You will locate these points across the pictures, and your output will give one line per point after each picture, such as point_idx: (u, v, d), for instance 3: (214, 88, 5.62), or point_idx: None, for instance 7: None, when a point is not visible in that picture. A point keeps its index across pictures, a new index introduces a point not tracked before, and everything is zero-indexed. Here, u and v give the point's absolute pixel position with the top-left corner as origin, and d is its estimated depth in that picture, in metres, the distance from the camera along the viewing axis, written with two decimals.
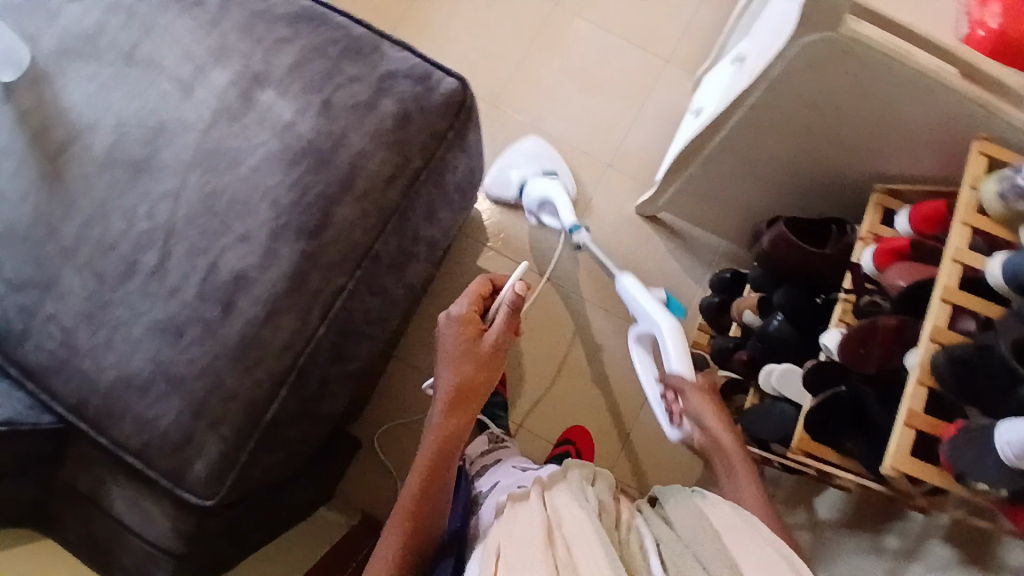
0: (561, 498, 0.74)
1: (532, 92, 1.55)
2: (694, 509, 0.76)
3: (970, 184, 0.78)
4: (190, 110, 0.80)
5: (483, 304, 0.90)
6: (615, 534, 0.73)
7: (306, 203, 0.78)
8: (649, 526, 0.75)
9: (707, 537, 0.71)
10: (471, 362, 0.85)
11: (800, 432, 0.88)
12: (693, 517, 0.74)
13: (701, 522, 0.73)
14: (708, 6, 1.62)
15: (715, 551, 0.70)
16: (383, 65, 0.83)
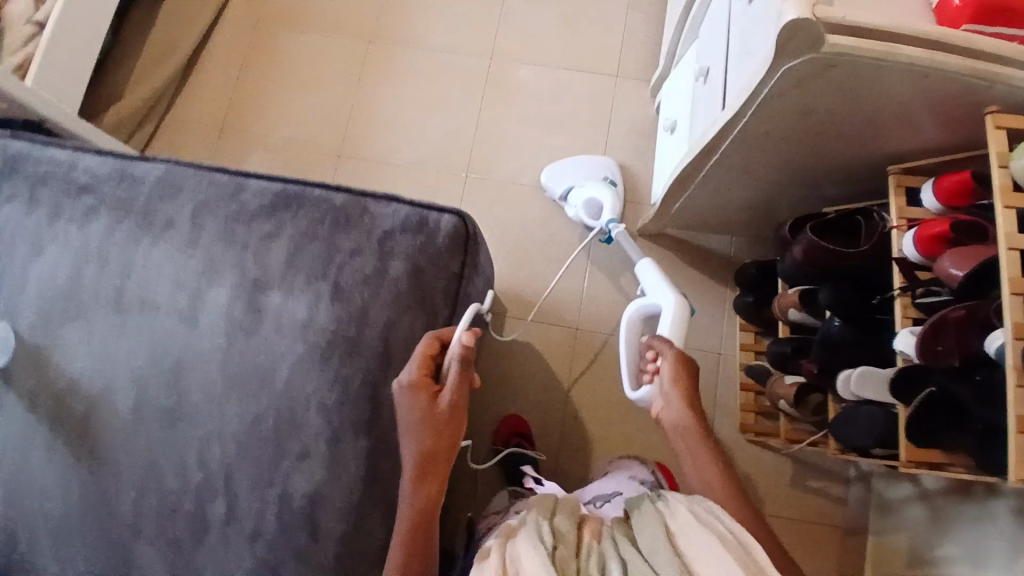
0: (522, 543, 0.76)
1: (499, 151, 1.54)
2: (655, 514, 0.78)
3: (998, 161, 0.74)
4: (200, 342, 0.77)
5: (434, 363, 0.74)
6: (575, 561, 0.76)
7: (352, 398, 0.74)
8: (615, 544, 0.77)
9: (659, 542, 0.74)
10: (428, 432, 0.70)
11: (904, 443, 0.87)
12: (653, 523, 0.77)
13: (659, 526, 0.76)
14: (640, 8, 1.59)
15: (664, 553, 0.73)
16: (377, 226, 0.79)
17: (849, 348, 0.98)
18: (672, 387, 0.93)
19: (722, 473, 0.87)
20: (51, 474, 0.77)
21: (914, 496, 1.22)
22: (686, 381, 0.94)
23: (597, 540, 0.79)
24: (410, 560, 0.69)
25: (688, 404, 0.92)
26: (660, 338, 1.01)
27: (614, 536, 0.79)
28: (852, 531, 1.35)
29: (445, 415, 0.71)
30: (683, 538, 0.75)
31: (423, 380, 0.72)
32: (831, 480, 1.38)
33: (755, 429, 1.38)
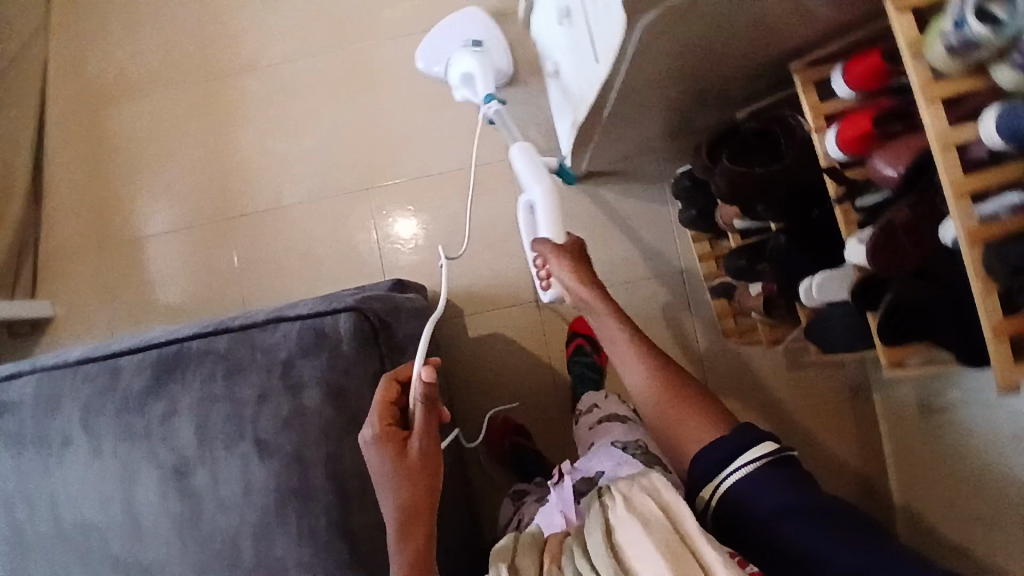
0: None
1: (392, 148, 1.42)
2: (598, 511, 0.69)
3: (911, 53, 0.66)
4: (151, 548, 0.72)
5: (396, 407, 0.69)
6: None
7: (325, 543, 0.71)
8: (570, 558, 0.68)
9: (598, 546, 0.66)
10: (404, 482, 0.66)
11: (881, 347, 0.85)
12: (594, 525, 0.68)
13: (598, 524, 0.68)
14: None
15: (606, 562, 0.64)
16: (274, 360, 0.72)
17: (802, 258, 0.93)
18: (565, 274, 0.96)
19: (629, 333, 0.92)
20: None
21: None
22: (578, 266, 0.98)
23: (555, 562, 0.70)
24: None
25: (589, 285, 0.95)
26: (545, 240, 1.01)
27: (569, 546, 0.70)
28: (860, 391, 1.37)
29: (419, 460, 0.67)
30: (626, 536, 0.66)
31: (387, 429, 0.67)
32: None
33: (738, 331, 1.34)
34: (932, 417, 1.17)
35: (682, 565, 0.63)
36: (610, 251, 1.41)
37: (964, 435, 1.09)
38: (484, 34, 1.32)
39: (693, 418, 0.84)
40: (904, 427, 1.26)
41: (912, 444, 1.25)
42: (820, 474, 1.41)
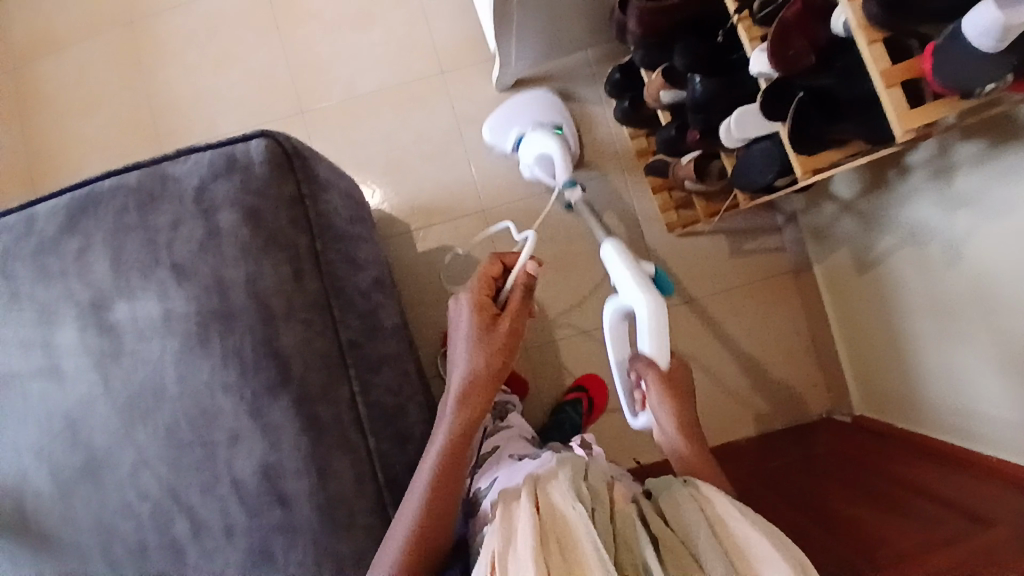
0: (557, 494, 0.69)
1: (320, 70, 1.42)
2: (693, 498, 0.70)
3: None
4: (76, 388, 0.73)
5: (494, 284, 0.76)
6: (610, 528, 0.68)
7: (251, 364, 0.70)
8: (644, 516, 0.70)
9: (699, 527, 0.66)
10: (483, 348, 0.72)
11: (795, 157, 0.87)
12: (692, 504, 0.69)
13: (698, 511, 0.68)
14: None
15: (712, 540, 0.64)
16: (185, 187, 0.71)
17: (719, 98, 0.95)
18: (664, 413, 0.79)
19: (681, 424, 0.81)
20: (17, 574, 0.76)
21: (837, 210, 1.24)
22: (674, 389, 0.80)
23: (628, 509, 0.71)
24: (446, 472, 0.71)
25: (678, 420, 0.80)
26: (646, 356, 0.80)
27: (645, 511, 0.71)
28: (802, 268, 1.39)
29: (503, 336, 0.72)
30: (735, 525, 0.66)
31: (484, 298, 0.74)
32: (766, 233, 1.41)
33: (680, 223, 1.37)
34: (869, 271, 1.20)
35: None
36: None
37: (898, 277, 1.12)
38: (550, 117, 1.35)
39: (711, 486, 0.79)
40: (844, 290, 1.29)
41: (853, 304, 1.27)
42: (777, 356, 1.41)
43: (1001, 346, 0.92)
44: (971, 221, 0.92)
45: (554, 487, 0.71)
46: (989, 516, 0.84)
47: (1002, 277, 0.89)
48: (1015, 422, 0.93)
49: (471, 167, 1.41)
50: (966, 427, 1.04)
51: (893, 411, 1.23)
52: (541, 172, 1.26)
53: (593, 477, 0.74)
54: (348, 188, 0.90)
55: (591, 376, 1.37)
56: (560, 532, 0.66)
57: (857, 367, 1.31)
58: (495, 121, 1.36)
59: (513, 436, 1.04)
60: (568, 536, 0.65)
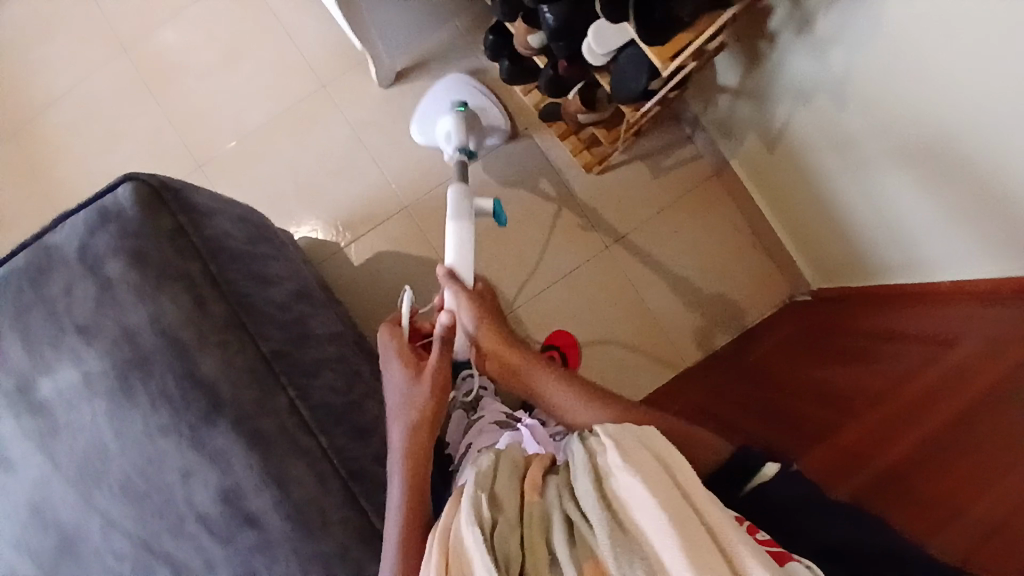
0: (460, 516, 0.64)
1: (211, 120, 1.42)
2: (586, 453, 0.65)
3: None
4: (24, 476, 0.74)
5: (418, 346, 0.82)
6: (518, 530, 0.62)
7: (180, 398, 0.70)
8: (554, 494, 0.65)
9: (588, 493, 0.61)
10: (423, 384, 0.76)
11: (652, 50, 0.88)
12: (581, 471, 0.64)
13: (587, 469, 0.64)
14: None
15: (601, 511, 0.59)
16: (67, 251, 0.72)
17: (574, 22, 0.98)
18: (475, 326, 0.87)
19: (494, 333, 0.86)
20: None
21: (732, 99, 1.26)
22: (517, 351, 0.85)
23: (537, 496, 0.66)
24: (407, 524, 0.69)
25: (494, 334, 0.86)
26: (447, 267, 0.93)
27: (557, 486, 0.66)
28: (723, 167, 1.41)
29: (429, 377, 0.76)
30: (617, 478, 0.62)
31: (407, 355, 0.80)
32: (679, 147, 1.43)
33: (596, 160, 1.37)
34: (779, 149, 1.22)
35: (687, 524, 0.57)
36: None
37: (805, 144, 1.14)
38: (471, 99, 1.36)
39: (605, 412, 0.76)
40: (765, 173, 1.31)
41: (777, 184, 1.29)
42: (726, 258, 1.43)
43: (916, 175, 0.95)
44: (844, 59, 0.95)
45: (459, 511, 0.66)
46: (950, 334, 0.86)
47: (899, 115, 0.91)
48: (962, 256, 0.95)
49: (381, 168, 1.41)
50: (911, 262, 1.07)
51: (844, 274, 1.26)
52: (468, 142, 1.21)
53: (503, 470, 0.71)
54: (241, 212, 0.91)
55: (559, 331, 1.36)
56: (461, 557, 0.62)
57: (800, 244, 1.33)
58: (420, 118, 1.37)
59: (486, 427, 1.06)
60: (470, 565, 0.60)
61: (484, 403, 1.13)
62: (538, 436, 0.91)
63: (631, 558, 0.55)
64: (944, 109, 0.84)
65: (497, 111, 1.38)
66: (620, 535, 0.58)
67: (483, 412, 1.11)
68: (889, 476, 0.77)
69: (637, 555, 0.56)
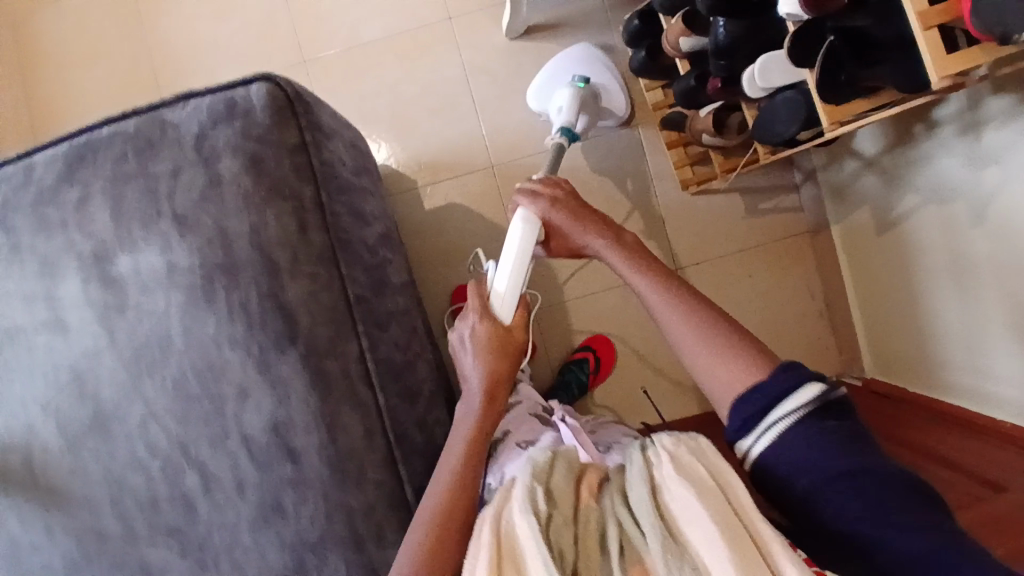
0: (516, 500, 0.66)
1: (324, 17, 1.35)
2: (642, 464, 0.66)
3: None
4: (81, 342, 0.73)
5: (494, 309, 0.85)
6: (574, 526, 0.64)
7: (257, 318, 0.68)
8: (607, 499, 0.66)
9: (643, 502, 0.63)
10: (488, 354, 0.80)
11: (822, 107, 0.82)
12: (638, 480, 0.65)
13: (643, 480, 0.64)
14: None
15: (655, 520, 0.61)
16: (185, 133, 0.70)
17: (743, 46, 0.91)
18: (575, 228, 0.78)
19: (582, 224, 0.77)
20: (38, 524, 0.78)
21: (858, 167, 1.20)
22: (621, 246, 0.74)
23: (592, 497, 0.67)
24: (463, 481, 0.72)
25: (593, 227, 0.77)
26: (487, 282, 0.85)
27: (610, 491, 0.67)
28: (819, 228, 1.35)
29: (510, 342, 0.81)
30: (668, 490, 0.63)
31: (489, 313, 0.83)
32: (783, 193, 1.38)
33: (695, 179, 1.32)
34: (887, 233, 1.17)
35: (744, 552, 0.57)
36: None
37: (915, 238, 1.10)
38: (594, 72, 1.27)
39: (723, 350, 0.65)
40: (863, 251, 1.26)
41: (870, 267, 1.25)
42: (789, 318, 1.39)
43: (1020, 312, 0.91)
44: (1000, 177, 0.89)
45: (513, 497, 0.67)
46: (1001, 477, 0.88)
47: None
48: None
49: (480, 120, 1.36)
50: (978, 390, 1.04)
51: (904, 376, 1.23)
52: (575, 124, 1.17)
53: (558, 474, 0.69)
54: (352, 137, 0.87)
55: (598, 335, 1.36)
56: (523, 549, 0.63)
57: (869, 329, 1.30)
58: (540, 85, 1.27)
59: (523, 416, 0.99)
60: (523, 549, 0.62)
61: (521, 389, 1.07)
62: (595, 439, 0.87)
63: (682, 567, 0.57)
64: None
65: (619, 93, 1.29)
66: (670, 542, 0.59)
67: (518, 398, 1.04)
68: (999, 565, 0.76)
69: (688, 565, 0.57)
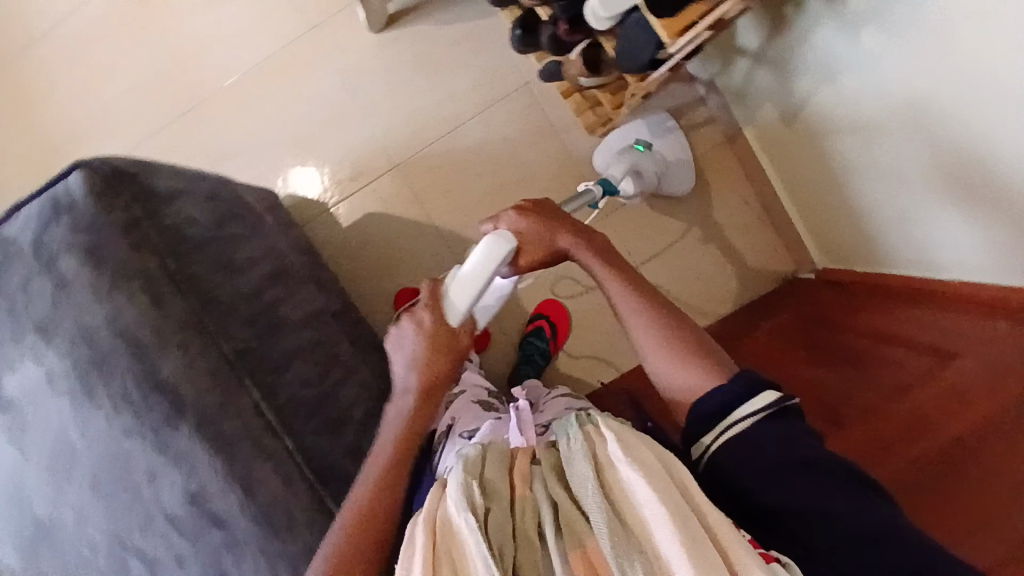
0: (451, 506, 0.60)
1: (191, 64, 1.33)
2: (583, 442, 0.61)
3: None
4: (1, 465, 0.76)
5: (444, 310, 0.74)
6: (510, 520, 0.59)
7: (141, 402, 0.69)
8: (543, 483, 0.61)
9: (586, 483, 0.58)
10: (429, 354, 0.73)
11: (658, 23, 0.81)
12: (578, 458, 0.60)
13: (585, 458, 0.59)
14: None
15: (599, 502, 0.56)
16: (23, 244, 0.70)
17: None
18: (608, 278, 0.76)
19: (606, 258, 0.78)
20: None
21: (751, 64, 1.16)
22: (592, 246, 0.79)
23: (527, 486, 0.61)
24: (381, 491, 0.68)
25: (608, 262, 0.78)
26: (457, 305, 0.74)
27: (542, 473, 0.62)
28: (735, 135, 1.31)
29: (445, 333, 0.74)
30: (619, 467, 0.58)
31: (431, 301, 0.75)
32: (692, 109, 1.33)
33: (600, 121, 1.26)
34: (795, 120, 1.12)
35: (684, 516, 0.55)
36: (448, 85, 1.32)
37: (821, 119, 1.05)
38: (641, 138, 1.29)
39: (686, 359, 0.70)
40: (779, 145, 1.21)
41: (791, 157, 1.20)
42: (734, 231, 1.35)
43: (934, 162, 0.86)
44: (880, 40, 0.84)
45: (447, 498, 0.62)
46: (957, 342, 0.81)
47: (921, 89, 0.81)
48: (974, 255, 0.88)
49: (371, 122, 1.33)
50: (921, 255, 1.00)
51: (852, 258, 1.19)
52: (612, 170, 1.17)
53: (489, 463, 0.64)
54: (210, 189, 0.86)
55: (548, 301, 1.34)
56: (451, 543, 0.58)
57: (809, 221, 1.27)
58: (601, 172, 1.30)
59: (467, 405, 0.99)
60: (463, 559, 0.57)
61: (465, 376, 1.07)
62: (522, 423, 0.83)
63: (629, 553, 0.53)
64: (972, 86, 0.74)
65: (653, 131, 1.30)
66: (618, 527, 0.55)
67: (463, 387, 1.04)
68: (921, 464, 0.74)
69: (635, 551, 0.54)
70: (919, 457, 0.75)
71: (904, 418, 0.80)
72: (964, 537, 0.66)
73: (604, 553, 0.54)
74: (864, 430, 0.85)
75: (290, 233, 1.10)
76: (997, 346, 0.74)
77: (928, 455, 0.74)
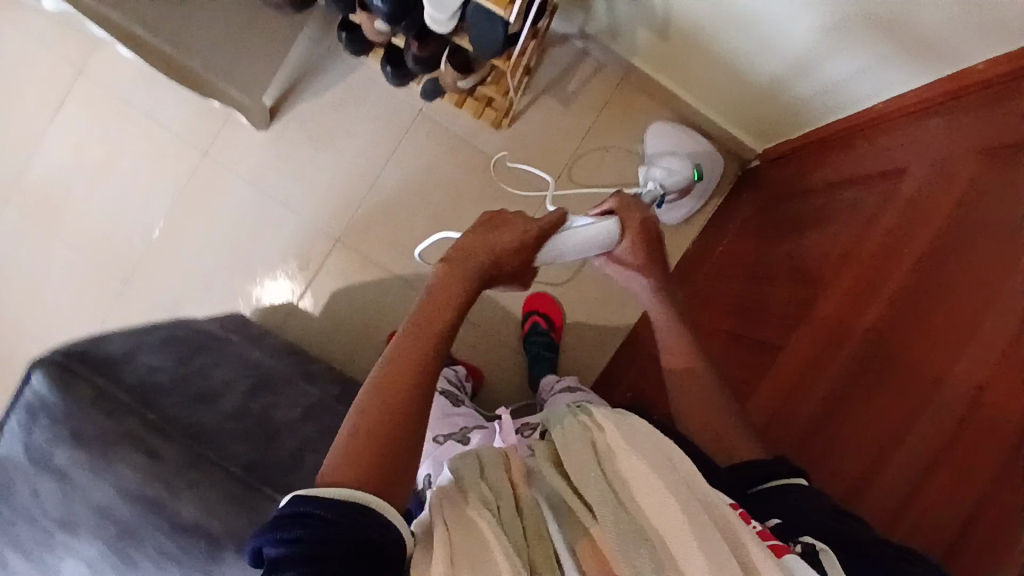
0: (457, 504, 0.54)
1: (116, 235, 1.36)
2: (582, 430, 0.59)
3: None
4: None
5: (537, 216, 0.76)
6: (517, 519, 0.54)
7: (178, 551, 0.71)
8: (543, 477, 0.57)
9: (590, 470, 0.55)
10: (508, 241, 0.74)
11: None
12: (581, 439, 0.58)
13: (586, 443, 0.57)
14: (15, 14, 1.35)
15: (603, 488, 0.54)
16: (14, 458, 0.72)
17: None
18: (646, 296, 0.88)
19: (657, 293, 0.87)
20: None
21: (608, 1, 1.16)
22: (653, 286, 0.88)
23: (524, 483, 0.57)
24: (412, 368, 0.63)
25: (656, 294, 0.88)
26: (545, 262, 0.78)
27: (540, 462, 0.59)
28: (628, 71, 1.33)
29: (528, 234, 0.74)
30: (619, 452, 0.56)
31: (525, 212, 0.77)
32: (579, 65, 1.35)
33: (501, 113, 1.27)
34: (669, 31, 1.13)
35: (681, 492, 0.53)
36: (350, 146, 1.35)
37: (692, 19, 1.06)
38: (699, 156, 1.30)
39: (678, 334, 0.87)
40: (669, 61, 1.22)
41: (685, 66, 1.20)
42: None
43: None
44: None
45: (451, 495, 0.56)
46: (902, 159, 0.80)
47: None
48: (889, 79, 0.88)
49: (297, 211, 1.35)
50: (838, 98, 1.00)
51: (780, 131, 1.20)
52: (654, 170, 1.23)
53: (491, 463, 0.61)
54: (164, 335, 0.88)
55: (539, 294, 1.33)
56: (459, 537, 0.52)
57: (729, 115, 1.26)
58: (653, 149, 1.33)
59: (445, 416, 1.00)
60: (475, 551, 0.50)
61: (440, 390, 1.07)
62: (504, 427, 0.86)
63: (635, 543, 0.51)
64: None
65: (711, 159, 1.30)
66: (622, 515, 0.52)
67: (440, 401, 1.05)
68: (877, 344, 0.72)
69: (642, 541, 0.51)
70: (872, 336, 0.73)
71: (858, 290, 0.78)
72: (902, 450, 0.65)
73: (611, 545, 0.51)
74: (815, 327, 0.83)
75: (263, 341, 1.11)
76: (937, 149, 0.74)
77: (880, 336, 0.72)
